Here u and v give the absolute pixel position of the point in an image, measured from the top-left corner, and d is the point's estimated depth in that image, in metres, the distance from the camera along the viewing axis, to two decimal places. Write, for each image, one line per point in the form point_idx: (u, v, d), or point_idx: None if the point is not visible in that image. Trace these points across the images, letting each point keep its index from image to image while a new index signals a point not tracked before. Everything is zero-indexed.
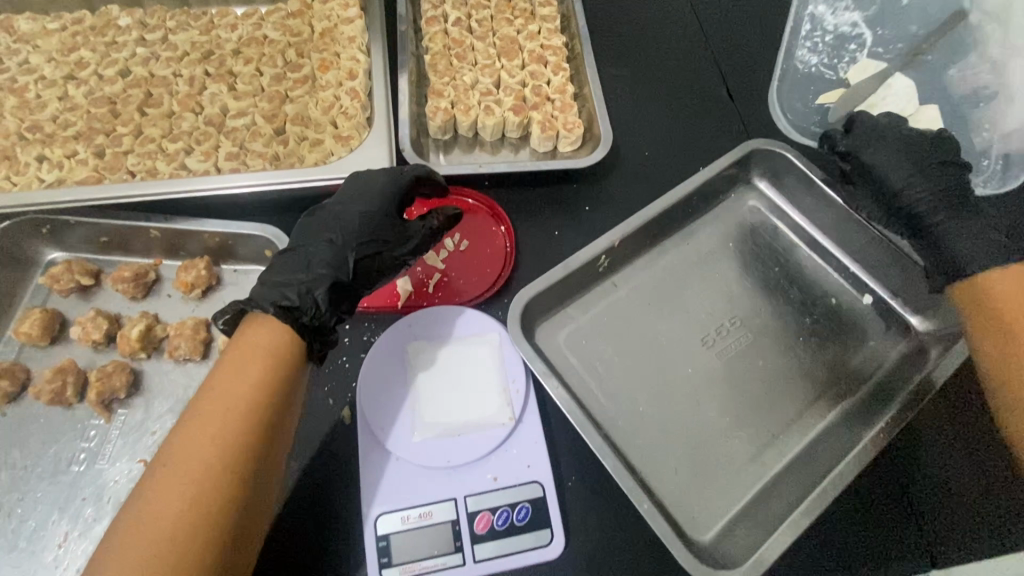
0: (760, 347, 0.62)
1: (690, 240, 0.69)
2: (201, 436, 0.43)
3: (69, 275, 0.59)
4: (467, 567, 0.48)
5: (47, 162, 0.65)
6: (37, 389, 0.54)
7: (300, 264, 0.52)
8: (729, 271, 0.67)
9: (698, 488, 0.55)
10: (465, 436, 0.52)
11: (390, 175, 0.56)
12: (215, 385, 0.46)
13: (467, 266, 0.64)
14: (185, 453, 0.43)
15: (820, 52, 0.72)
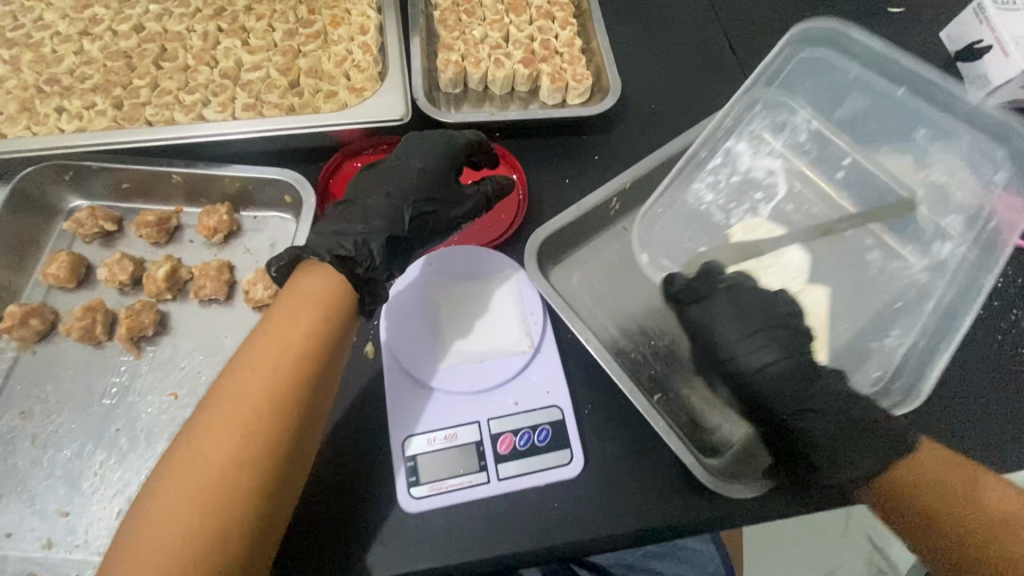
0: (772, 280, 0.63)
1: None
2: (254, 380, 0.43)
3: (94, 220, 0.61)
4: (491, 484, 0.50)
5: (66, 114, 0.66)
6: (68, 326, 0.56)
7: (357, 215, 0.52)
8: None
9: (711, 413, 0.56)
10: (486, 363, 0.54)
11: (448, 139, 0.57)
12: (270, 327, 0.46)
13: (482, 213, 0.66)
14: (236, 394, 0.43)
15: (719, 190, 0.65)
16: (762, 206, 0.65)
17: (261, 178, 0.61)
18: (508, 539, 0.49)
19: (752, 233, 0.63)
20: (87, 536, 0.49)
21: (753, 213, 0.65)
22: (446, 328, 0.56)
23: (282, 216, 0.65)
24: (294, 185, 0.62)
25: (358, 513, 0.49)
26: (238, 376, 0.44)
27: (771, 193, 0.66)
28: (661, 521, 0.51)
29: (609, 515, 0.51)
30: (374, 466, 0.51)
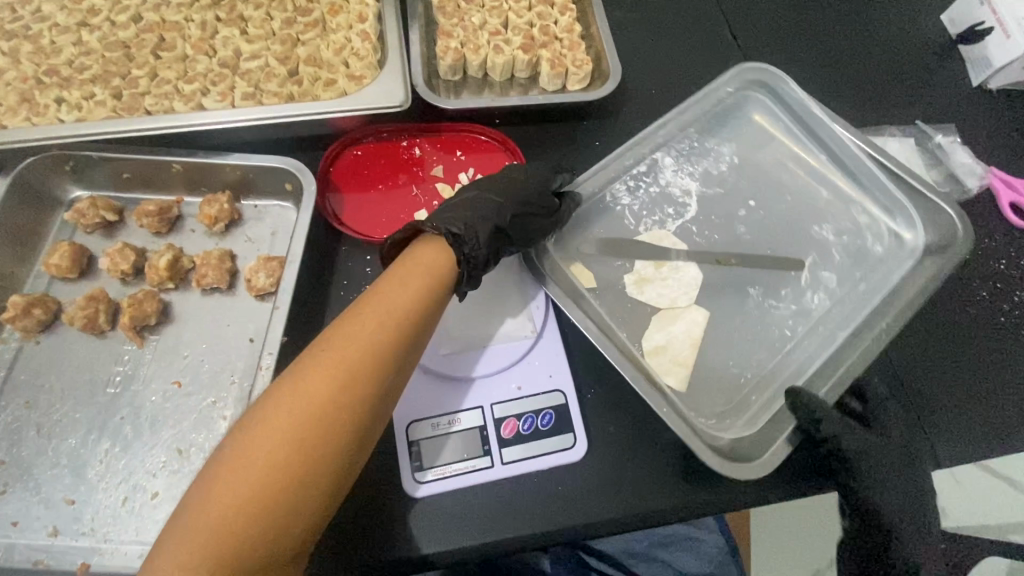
0: (764, 271, 0.63)
1: (701, 162, 0.68)
2: (341, 358, 0.41)
3: (95, 210, 0.60)
4: (495, 469, 0.50)
5: (65, 105, 0.66)
6: (71, 316, 0.56)
7: (467, 207, 0.54)
8: (736, 198, 0.67)
9: (706, 399, 0.56)
10: (488, 347, 0.54)
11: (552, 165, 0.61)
12: (369, 305, 0.44)
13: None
14: (321, 366, 0.40)
15: (637, 196, 0.66)
16: (670, 222, 0.65)
17: (261, 166, 0.61)
18: (512, 522, 0.50)
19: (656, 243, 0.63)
20: (93, 523, 0.49)
21: (660, 226, 0.65)
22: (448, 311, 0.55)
23: (283, 205, 0.65)
24: (294, 173, 0.61)
25: (362, 497, 0.50)
26: (329, 347, 0.42)
27: (681, 211, 0.65)
28: (664, 504, 0.52)
29: (612, 498, 0.51)
30: (378, 451, 0.51)
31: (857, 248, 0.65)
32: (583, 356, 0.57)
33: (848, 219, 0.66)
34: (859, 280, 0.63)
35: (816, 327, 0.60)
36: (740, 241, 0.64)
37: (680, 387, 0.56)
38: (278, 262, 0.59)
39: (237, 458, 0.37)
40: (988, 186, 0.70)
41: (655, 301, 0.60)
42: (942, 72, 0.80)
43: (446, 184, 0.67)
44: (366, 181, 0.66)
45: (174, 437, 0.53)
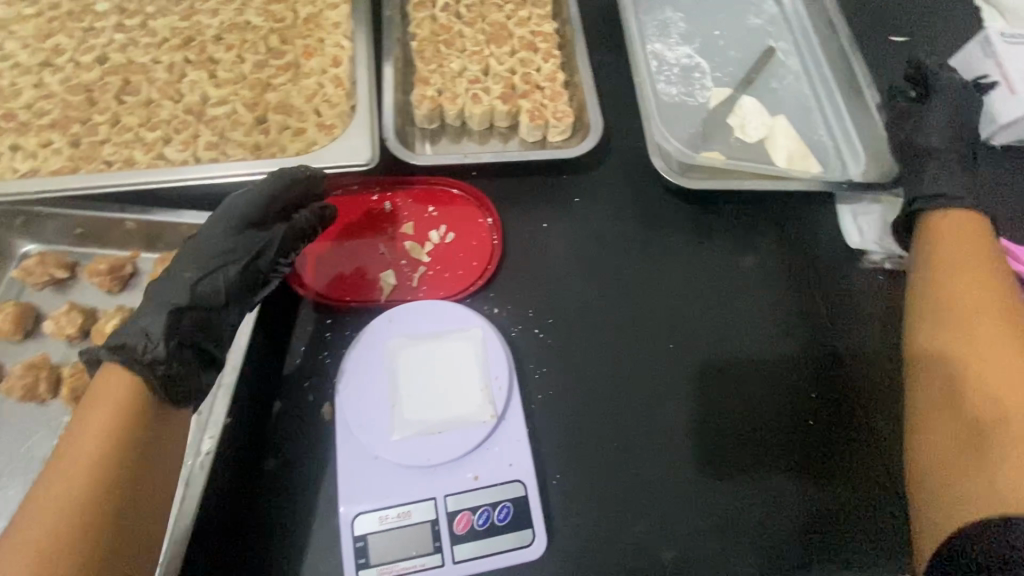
0: (780, 103, 0.75)
1: (689, 54, 0.77)
2: (116, 435, 0.44)
3: (44, 267, 0.58)
4: (445, 568, 0.47)
5: (21, 152, 0.63)
6: (9, 385, 0.53)
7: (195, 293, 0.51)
8: (717, 36, 0.78)
9: (726, 291, 0.64)
10: (445, 432, 0.51)
11: (246, 198, 0.54)
12: (94, 395, 0.46)
13: (452, 259, 0.63)
14: (72, 451, 0.43)
15: (674, 83, 0.75)
16: (708, 81, 0.75)
17: None
18: None
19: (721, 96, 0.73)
20: None
21: (706, 89, 0.74)
22: (402, 390, 0.52)
23: None
24: None
25: None
26: (97, 417, 0.44)
27: (703, 71, 0.76)
28: None
29: None
30: (324, 544, 0.50)
31: (813, 56, 0.78)
32: (547, 437, 0.55)
33: (782, 41, 0.79)
34: (823, 69, 0.77)
35: (793, 86, 0.76)
36: (733, 59, 0.77)
37: (784, 163, 0.69)
38: None
39: (44, 499, 0.41)
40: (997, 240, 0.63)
41: (757, 135, 0.71)
42: None
43: (415, 241, 0.64)
44: (330, 236, 0.63)
45: None
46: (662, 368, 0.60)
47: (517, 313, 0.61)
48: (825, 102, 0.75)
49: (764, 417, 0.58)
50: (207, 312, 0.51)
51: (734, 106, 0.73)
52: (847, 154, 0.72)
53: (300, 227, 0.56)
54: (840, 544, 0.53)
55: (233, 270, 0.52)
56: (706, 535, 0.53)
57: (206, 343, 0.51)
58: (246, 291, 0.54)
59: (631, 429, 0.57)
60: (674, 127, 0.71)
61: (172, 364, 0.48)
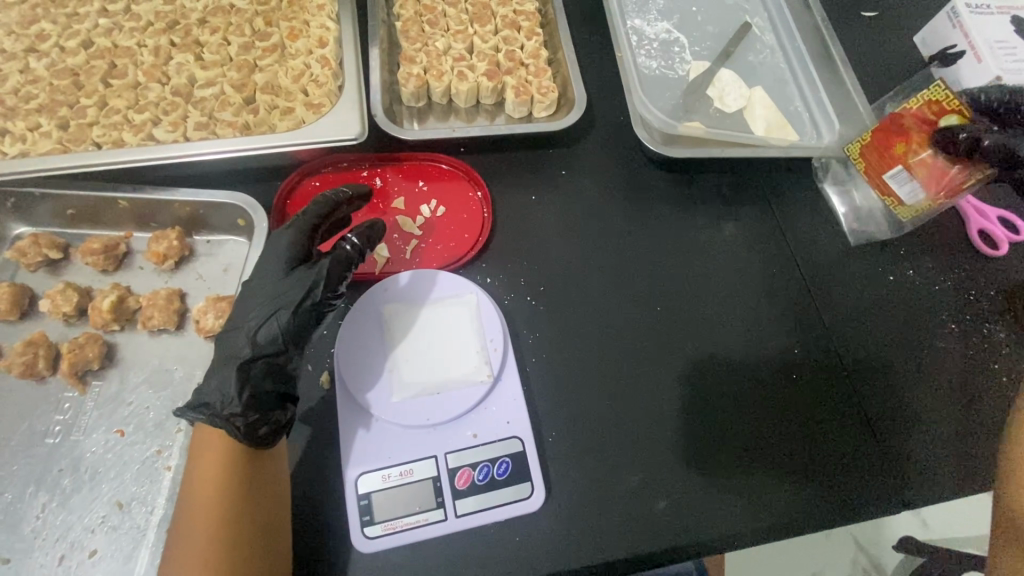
0: (757, 75, 0.77)
1: (668, 30, 0.79)
2: (221, 478, 0.46)
3: (37, 248, 0.58)
4: (448, 522, 0.49)
5: (9, 136, 0.64)
6: (8, 362, 0.53)
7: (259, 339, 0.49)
8: (695, 13, 0.80)
9: (712, 257, 0.66)
10: (444, 394, 0.53)
11: (292, 235, 0.53)
12: (197, 446, 0.48)
13: (444, 232, 0.65)
14: (194, 498, 0.46)
15: (655, 56, 0.77)
16: (687, 55, 0.77)
17: (211, 201, 0.59)
18: None
19: (700, 69, 0.76)
20: None
21: (685, 63, 0.77)
22: (401, 354, 0.54)
23: (236, 240, 0.63)
24: (245, 208, 0.59)
25: (308, 557, 0.48)
26: (205, 465, 0.47)
27: (682, 44, 0.78)
28: (621, 551, 0.51)
29: (569, 548, 0.51)
30: (325, 505, 0.50)
31: (789, 28, 0.80)
32: (542, 396, 0.57)
33: (759, 15, 0.81)
34: (798, 40, 0.79)
35: (770, 57, 0.79)
36: (710, 34, 0.79)
37: (762, 130, 0.72)
38: (227, 302, 0.57)
39: (184, 542, 0.44)
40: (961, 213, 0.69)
41: (735, 105, 0.73)
42: None
43: (406, 216, 0.65)
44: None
45: (115, 490, 0.50)
46: (654, 332, 0.62)
47: (510, 282, 0.63)
48: (803, 71, 0.78)
49: (752, 375, 0.60)
50: (273, 357, 0.49)
51: (712, 78, 0.75)
52: (821, 122, 0.75)
53: (345, 257, 0.53)
54: (825, 491, 0.56)
55: (284, 312, 0.50)
56: (701, 487, 0.55)
57: (283, 385, 0.50)
58: (306, 330, 0.51)
59: (626, 389, 0.59)
60: (655, 98, 0.74)
61: (251, 415, 0.47)
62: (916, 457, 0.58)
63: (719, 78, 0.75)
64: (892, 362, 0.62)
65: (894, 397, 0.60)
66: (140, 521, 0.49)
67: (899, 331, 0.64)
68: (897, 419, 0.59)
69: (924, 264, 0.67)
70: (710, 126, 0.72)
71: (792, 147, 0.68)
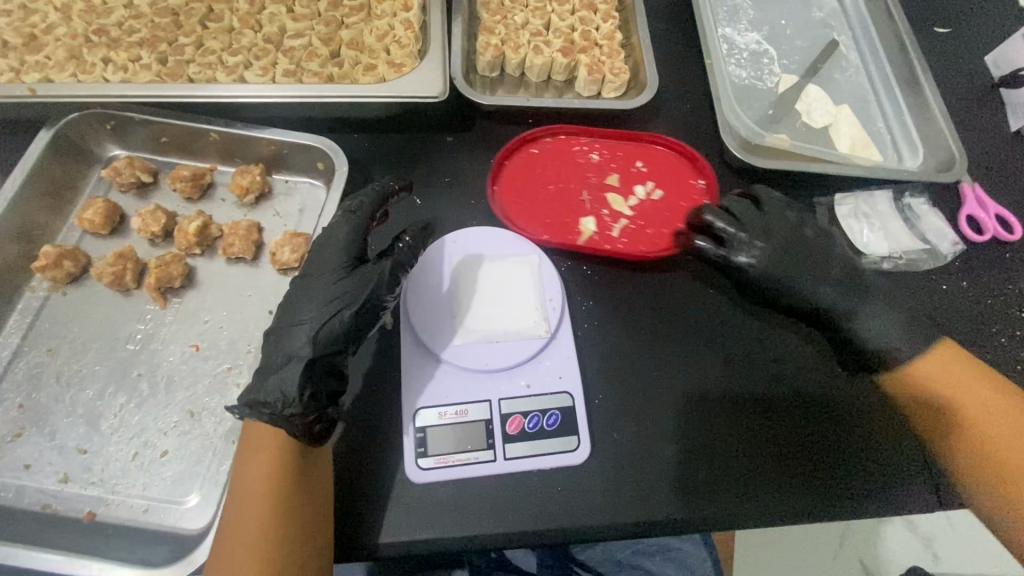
0: (827, 79, 0.78)
1: (741, 30, 0.81)
2: (267, 475, 0.45)
3: (131, 170, 0.62)
4: (497, 463, 0.52)
5: (111, 65, 0.68)
6: (100, 270, 0.57)
7: (320, 340, 0.49)
8: (769, 15, 0.82)
9: None
10: (503, 343, 0.55)
11: (349, 234, 0.54)
12: (250, 434, 0.48)
13: (656, 215, 0.66)
14: (243, 486, 0.46)
15: (744, 66, 0.78)
16: (777, 68, 0.78)
17: (296, 142, 0.62)
18: (504, 518, 0.50)
19: (788, 83, 0.76)
20: (103, 473, 0.51)
21: (775, 75, 0.77)
22: (466, 302, 0.57)
23: (313, 182, 0.66)
24: (328, 153, 0.62)
25: (364, 482, 0.51)
26: (252, 465, 0.46)
27: (771, 57, 0.79)
28: (656, 515, 0.52)
29: (610, 506, 0.52)
30: (382, 436, 0.52)
31: (861, 39, 0.81)
32: (590, 359, 0.58)
33: (833, 23, 0.83)
34: (870, 52, 0.80)
35: (840, 62, 0.79)
36: (785, 38, 0.80)
37: (846, 148, 0.72)
38: (304, 239, 0.59)
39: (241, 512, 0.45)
40: (961, 195, 0.70)
41: (821, 120, 0.73)
42: (980, 117, 0.78)
43: (614, 191, 0.67)
44: (549, 177, 0.67)
45: (189, 399, 0.54)
46: (704, 312, 0.62)
47: (567, 249, 0.64)
48: (875, 81, 0.78)
49: (798, 363, 0.60)
50: (333, 358, 0.50)
51: (800, 92, 0.75)
52: (904, 146, 0.74)
53: (402, 258, 0.54)
54: (864, 481, 0.56)
55: (346, 312, 0.50)
56: (738, 460, 0.55)
57: (340, 386, 0.50)
58: (365, 330, 0.52)
59: (674, 362, 0.59)
60: (743, 106, 0.74)
61: (311, 413, 0.47)
62: None
63: (808, 94, 0.75)
64: None
65: None
66: (210, 429, 0.52)
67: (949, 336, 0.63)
68: None
69: (983, 277, 0.66)
70: (794, 138, 0.72)
71: (865, 164, 0.68)
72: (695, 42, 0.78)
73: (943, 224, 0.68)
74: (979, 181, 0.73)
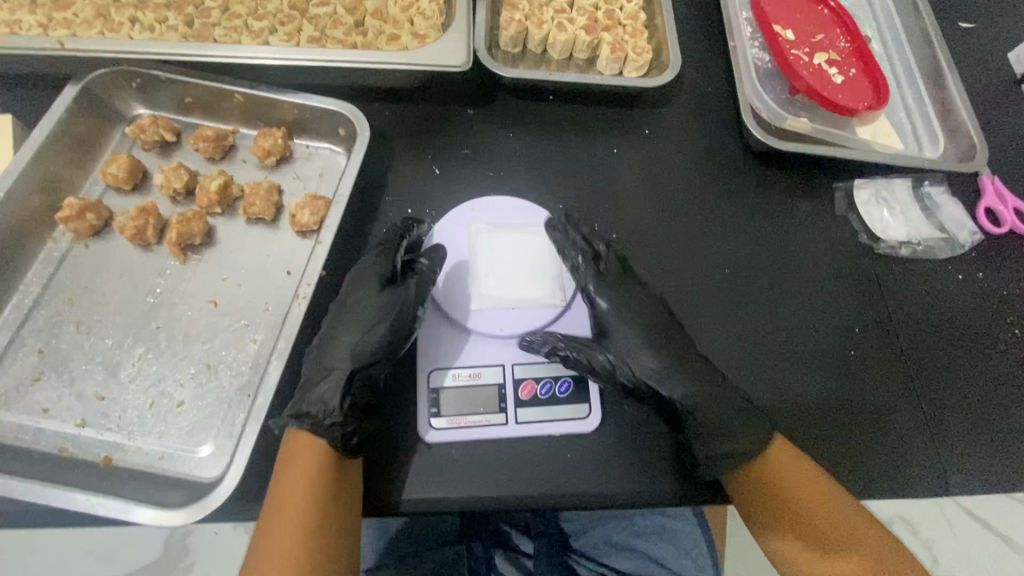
0: None
1: None
2: (311, 491, 0.46)
3: (155, 128, 0.63)
4: (509, 426, 0.52)
5: (138, 25, 0.68)
6: (122, 225, 0.58)
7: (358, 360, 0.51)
8: None
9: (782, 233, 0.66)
10: (518, 309, 0.56)
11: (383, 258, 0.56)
12: (296, 450, 0.48)
13: (826, 82, 0.71)
14: (286, 494, 0.47)
15: None
16: None
17: (320, 106, 0.62)
18: (516, 479, 0.51)
19: None
20: (120, 420, 0.51)
21: None
22: (486, 264, 0.57)
23: (334, 148, 0.66)
24: (350, 119, 0.63)
25: (375, 440, 0.51)
26: (296, 476, 0.47)
27: None
28: (661, 485, 0.53)
29: (616, 474, 0.53)
30: (394, 396, 0.53)
31: (886, 28, 0.81)
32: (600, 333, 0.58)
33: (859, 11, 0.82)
34: (895, 42, 0.80)
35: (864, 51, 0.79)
36: None
37: (865, 135, 0.71)
38: (324, 201, 0.60)
39: (282, 520, 0.46)
40: (979, 187, 0.70)
41: None
42: (1000, 111, 0.78)
43: (827, 52, 0.73)
44: (807, 19, 0.75)
45: (205, 352, 0.54)
46: (715, 302, 0.62)
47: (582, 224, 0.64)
48: (898, 71, 0.78)
49: (807, 350, 0.60)
50: (369, 370, 0.51)
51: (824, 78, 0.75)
52: (924, 138, 0.73)
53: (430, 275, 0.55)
54: (874, 466, 0.56)
55: (383, 328, 0.52)
56: None
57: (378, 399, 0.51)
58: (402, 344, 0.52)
59: (692, 358, 0.55)
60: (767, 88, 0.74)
61: (349, 424, 0.48)
62: (962, 450, 0.58)
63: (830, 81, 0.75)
64: (952, 360, 0.61)
65: (949, 387, 0.60)
66: (225, 382, 0.53)
67: (958, 326, 0.63)
68: (952, 412, 0.59)
69: (997, 269, 0.66)
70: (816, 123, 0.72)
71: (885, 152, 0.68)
72: (718, 25, 0.78)
73: (963, 215, 0.67)
74: (997, 175, 0.73)
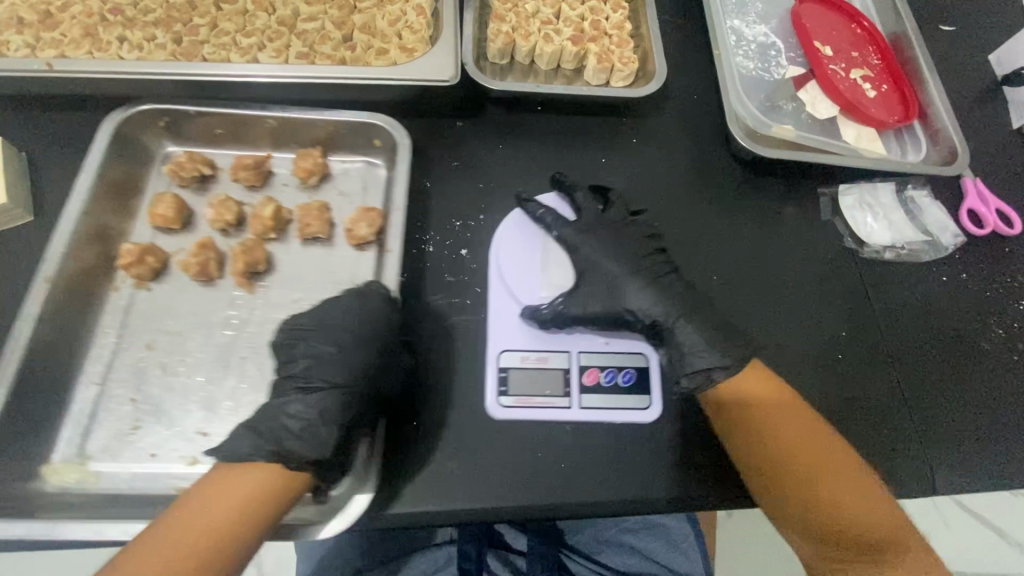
0: None
1: (749, 22, 0.81)
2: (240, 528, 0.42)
3: (193, 163, 0.63)
4: (574, 410, 0.55)
5: (127, 44, 0.68)
6: (156, 259, 0.58)
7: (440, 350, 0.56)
8: (776, 8, 0.83)
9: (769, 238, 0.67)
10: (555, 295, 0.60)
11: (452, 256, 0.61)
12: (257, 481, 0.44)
13: (860, 97, 0.73)
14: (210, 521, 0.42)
15: (752, 58, 0.78)
16: (783, 60, 0.79)
17: (307, 117, 0.63)
18: (521, 485, 0.52)
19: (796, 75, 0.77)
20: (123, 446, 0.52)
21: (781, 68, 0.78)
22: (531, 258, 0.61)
23: (374, 162, 0.67)
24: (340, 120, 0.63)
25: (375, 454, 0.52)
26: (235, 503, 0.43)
27: (779, 50, 0.80)
28: (658, 491, 0.53)
29: (613, 481, 0.53)
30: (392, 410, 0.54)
31: None
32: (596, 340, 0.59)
33: None
34: None
35: None
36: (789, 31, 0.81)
37: (850, 139, 0.72)
38: (378, 213, 0.61)
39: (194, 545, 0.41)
40: (962, 188, 0.71)
41: (827, 113, 0.74)
42: (981, 112, 0.79)
43: (860, 67, 0.76)
44: (840, 36, 0.78)
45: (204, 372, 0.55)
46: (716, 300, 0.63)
47: None
48: None
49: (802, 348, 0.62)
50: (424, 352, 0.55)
51: (807, 83, 0.76)
52: (907, 143, 0.74)
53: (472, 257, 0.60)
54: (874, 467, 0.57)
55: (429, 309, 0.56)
56: None
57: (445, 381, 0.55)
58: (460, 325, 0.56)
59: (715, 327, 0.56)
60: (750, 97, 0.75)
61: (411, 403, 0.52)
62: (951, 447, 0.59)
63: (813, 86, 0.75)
64: (938, 361, 0.62)
65: (936, 387, 0.61)
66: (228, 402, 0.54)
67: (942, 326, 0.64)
68: (939, 412, 0.60)
69: (981, 267, 0.68)
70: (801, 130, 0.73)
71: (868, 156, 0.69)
72: (702, 34, 0.79)
73: (945, 218, 0.69)
74: (979, 175, 0.75)
